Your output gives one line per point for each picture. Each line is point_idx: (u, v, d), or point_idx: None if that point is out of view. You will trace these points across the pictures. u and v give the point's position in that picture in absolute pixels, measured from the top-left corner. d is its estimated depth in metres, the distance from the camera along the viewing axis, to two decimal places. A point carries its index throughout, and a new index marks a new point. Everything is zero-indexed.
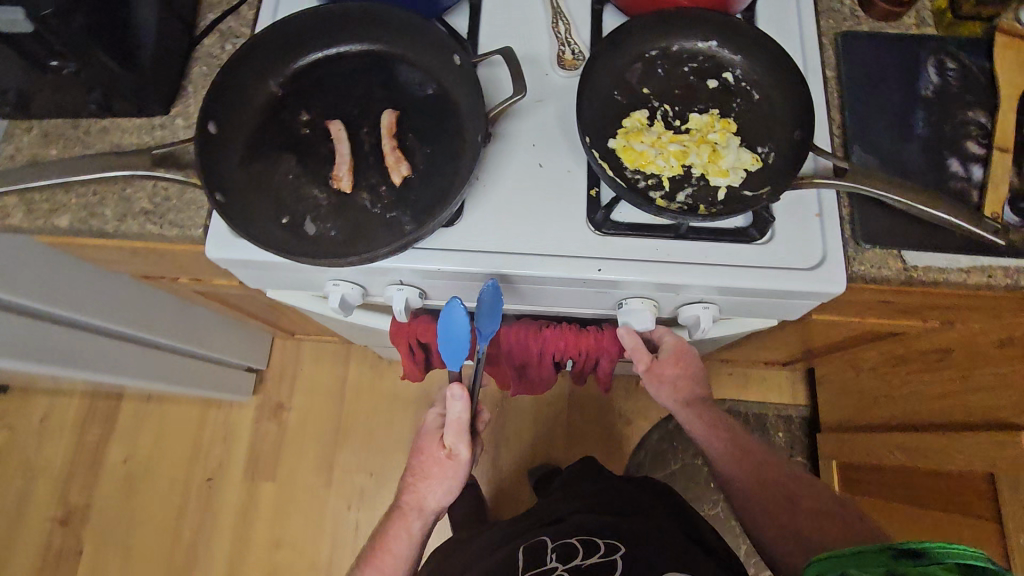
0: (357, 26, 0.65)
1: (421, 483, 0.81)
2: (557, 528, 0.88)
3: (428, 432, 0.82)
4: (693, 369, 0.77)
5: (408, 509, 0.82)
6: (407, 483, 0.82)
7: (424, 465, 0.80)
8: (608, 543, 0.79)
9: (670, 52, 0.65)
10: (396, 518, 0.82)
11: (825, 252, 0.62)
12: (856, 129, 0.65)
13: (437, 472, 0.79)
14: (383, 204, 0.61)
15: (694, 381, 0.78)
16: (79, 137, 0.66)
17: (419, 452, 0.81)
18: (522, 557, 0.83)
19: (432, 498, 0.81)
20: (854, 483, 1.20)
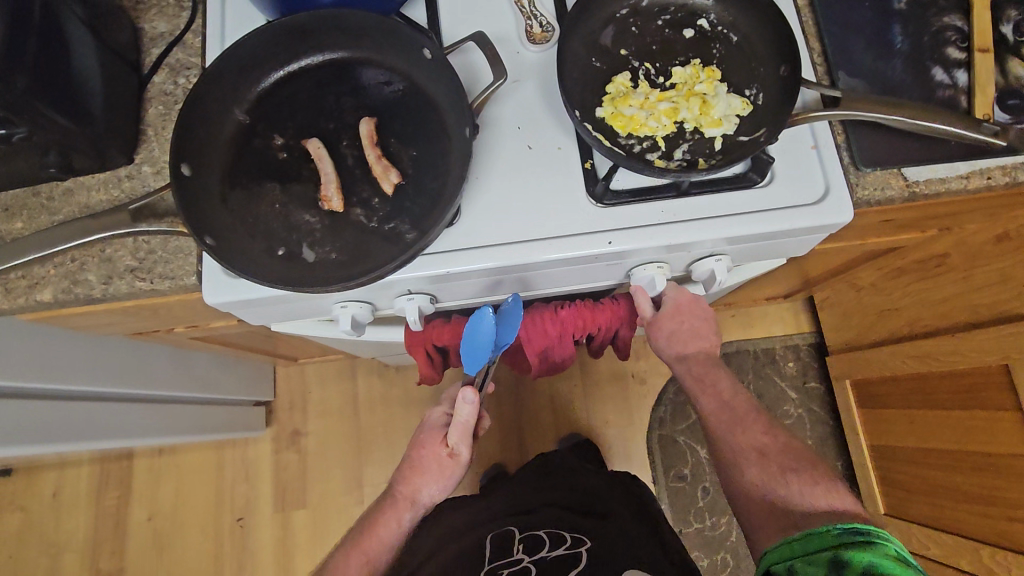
0: (315, 35, 0.61)
1: (416, 475, 0.79)
2: (524, 519, 0.94)
3: (432, 428, 0.81)
4: (700, 322, 0.74)
5: (400, 498, 0.79)
6: (402, 474, 0.80)
7: (424, 458, 0.79)
8: (574, 538, 0.86)
9: (641, 9, 0.64)
10: (386, 508, 0.79)
11: (828, 183, 0.61)
12: (837, 54, 0.64)
13: (436, 466, 0.78)
14: (378, 216, 0.59)
15: (698, 335, 0.75)
16: (43, 204, 0.63)
17: (420, 447, 0.80)
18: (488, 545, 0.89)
19: (425, 489, 0.78)
20: (869, 400, 1.22)
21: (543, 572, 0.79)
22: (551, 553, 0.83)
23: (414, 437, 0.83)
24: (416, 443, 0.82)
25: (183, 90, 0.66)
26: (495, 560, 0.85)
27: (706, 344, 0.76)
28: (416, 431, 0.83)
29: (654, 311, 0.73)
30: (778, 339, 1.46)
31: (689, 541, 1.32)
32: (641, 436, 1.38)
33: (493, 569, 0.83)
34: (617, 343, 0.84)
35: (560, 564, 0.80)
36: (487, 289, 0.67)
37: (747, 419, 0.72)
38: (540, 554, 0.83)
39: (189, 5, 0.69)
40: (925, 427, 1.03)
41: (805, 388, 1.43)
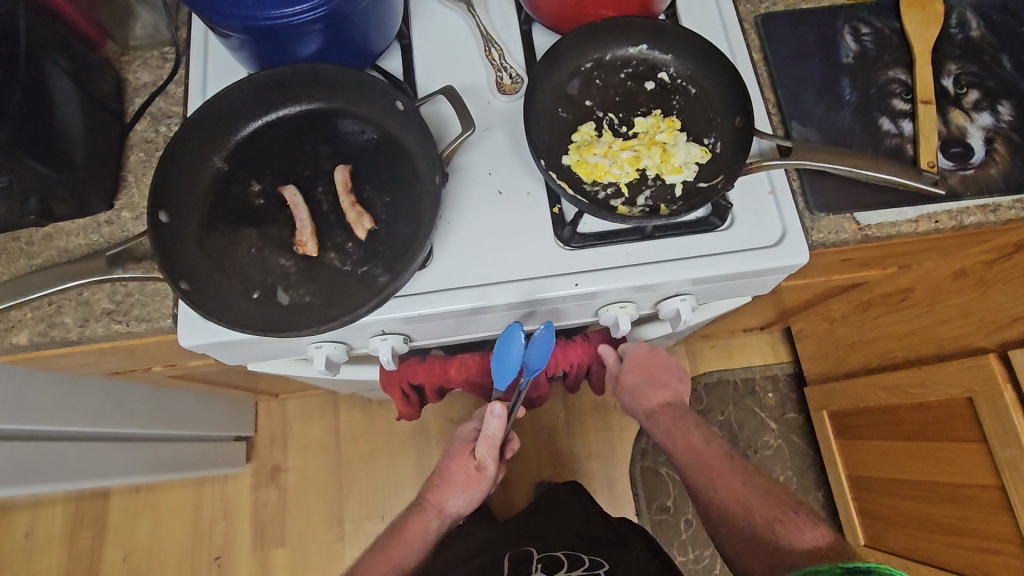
0: (292, 87, 0.64)
1: (444, 486, 0.81)
2: (540, 542, 0.94)
3: (462, 439, 0.84)
4: (661, 372, 0.80)
5: (428, 506, 0.81)
6: (431, 484, 0.82)
7: (454, 469, 0.81)
8: (593, 560, 0.86)
9: (605, 63, 0.67)
10: (412, 516, 0.81)
11: (785, 227, 0.64)
12: (791, 104, 0.68)
13: (463, 478, 0.80)
14: (353, 260, 0.60)
15: (662, 383, 0.80)
16: (22, 249, 0.64)
17: (451, 457, 0.83)
18: (507, 564, 0.89)
19: (453, 500, 0.80)
20: (845, 430, 1.24)
21: None
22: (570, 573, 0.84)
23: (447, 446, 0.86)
24: (447, 453, 0.84)
25: (165, 137, 0.69)
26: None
27: (670, 392, 0.81)
28: (449, 440, 0.86)
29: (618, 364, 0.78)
30: (757, 369, 1.48)
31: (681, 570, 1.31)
32: (624, 468, 1.38)
33: None
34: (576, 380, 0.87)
35: None
36: (463, 329, 0.69)
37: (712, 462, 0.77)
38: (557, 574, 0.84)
39: (172, 57, 0.72)
40: (899, 459, 1.05)
41: (785, 419, 1.44)
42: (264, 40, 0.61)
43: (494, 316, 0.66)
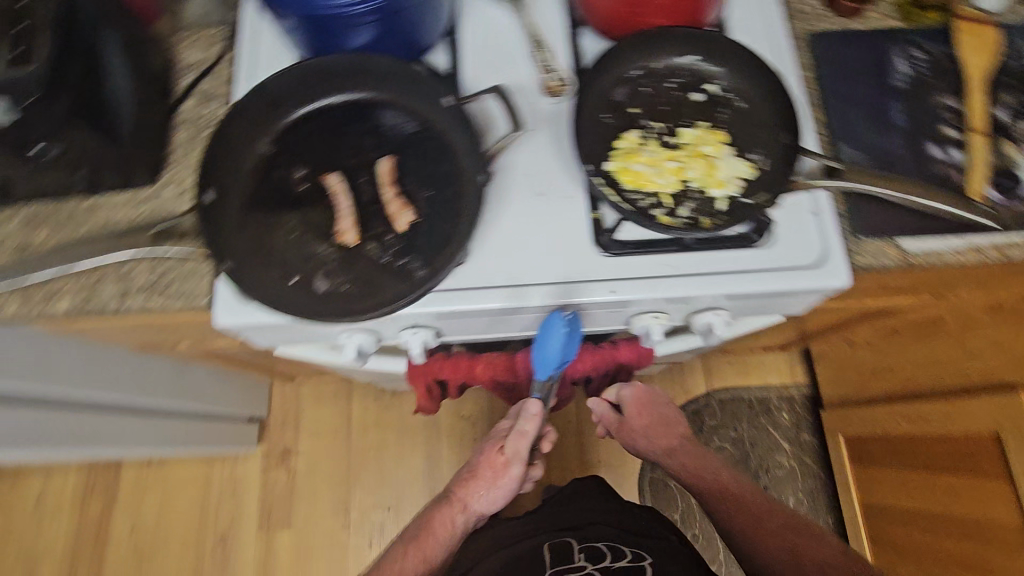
0: (340, 76, 0.64)
1: (471, 481, 0.81)
2: (576, 530, 0.93)
3: (494, 437, 0.85)
4: (662, 414, 0.91)
5: (454, 499, 0.81)
6: (459, 479, 0.83)
7: (483, 464, 0.81)
8: (633, 552, 0.87)
9: (654, 70, 0.67)
10: (438, 508, 0.82)
11: (827, 248, 0.64)
12: (840, 125, 0.67)
13: (491, 475, 0.80)
14: (392, 252, 0.61)
15: (666, 425, 0.91)
16: (66, 218, 0.64)
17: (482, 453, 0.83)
18: (547, 552, 0.88)
19: (477, 496, 0.81)
20: (862, 456, 1.23)
21: None
22: (615, 564, 0.84)
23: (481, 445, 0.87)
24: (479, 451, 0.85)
25: (212, 116, 0.69)
26: (555, 567, 0.85)
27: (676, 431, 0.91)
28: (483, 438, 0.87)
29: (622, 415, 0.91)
30: (773, 388, 1.47)
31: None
32: (633, 477, 1.38)
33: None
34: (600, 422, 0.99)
35: None
36: (493, 328, 0.69)
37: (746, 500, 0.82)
38: (602, 565, 0.84)
39: (223, 38, 0.73)
40: (917, 490, 1.04)
41: (798, 441, 1.43)
42: (317, 27, 0.61)
43: (526, 318, 0.66)
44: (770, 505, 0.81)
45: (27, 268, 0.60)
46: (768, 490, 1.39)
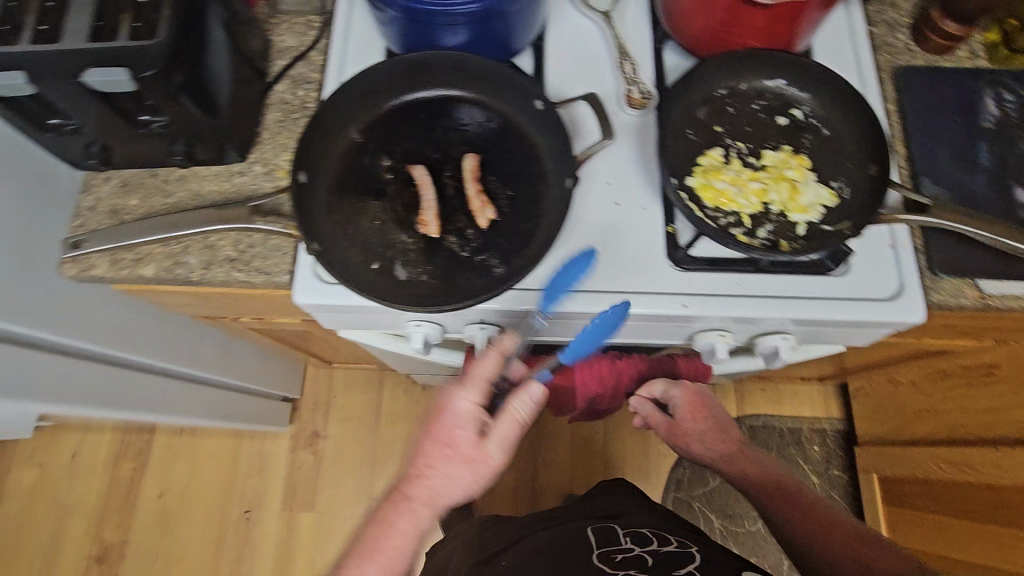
0: (433, 72, 0.66)
1: (432, 471, 0.63)
2: (617, 519, 0.94)
3: (447, 417, 0.64)
4: (715, 417, 0.87)
5: (409, 496, 0.63)
6: (414, 467, 0.64)
7: (445, 456, 0.63)
8: (678, 539, 0.87)
9: (739, 91, 0.67)
10: (388, 515, 0.64)
11: (903, 282, 0.64)
12: (924, 161, 0.67)
13: (459, 469, 0.63)
14: (471, 247, 0.62)
15: (719, 427, 0.87)
16: (157, 186, 0.67)
17: (439, 441, 0.64)
18: (591, 536, 0.88)
19: (443, 495, 0.63)
20: (897, 496, 1.21)
21: (659, 561, 0.79)
22: (662, 548, 0.84)
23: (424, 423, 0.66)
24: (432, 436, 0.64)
25: (302, 101, 0.70)
26: (601, 548, 0.85)
27: (725, 431, 0.88)
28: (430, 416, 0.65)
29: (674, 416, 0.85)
30: (805, 420, 1.45)
31: None
32: (656, 494, 1.37)
33: (602, 552, 0.83)
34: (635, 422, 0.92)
35: (673, 556, 0.81)
36: (556, 331, 0.70)
37: (809, 506, 0.79)
38: (651, 548, 0.84)
39: (317, 26, 0.74)
40: (953, 536, 1.02)
41: (828, 475, 1.40)
42: (417, 22, 0.62)
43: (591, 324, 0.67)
44: (836, 514, 0.78)
45: (123, 234, 0.61)
46: None
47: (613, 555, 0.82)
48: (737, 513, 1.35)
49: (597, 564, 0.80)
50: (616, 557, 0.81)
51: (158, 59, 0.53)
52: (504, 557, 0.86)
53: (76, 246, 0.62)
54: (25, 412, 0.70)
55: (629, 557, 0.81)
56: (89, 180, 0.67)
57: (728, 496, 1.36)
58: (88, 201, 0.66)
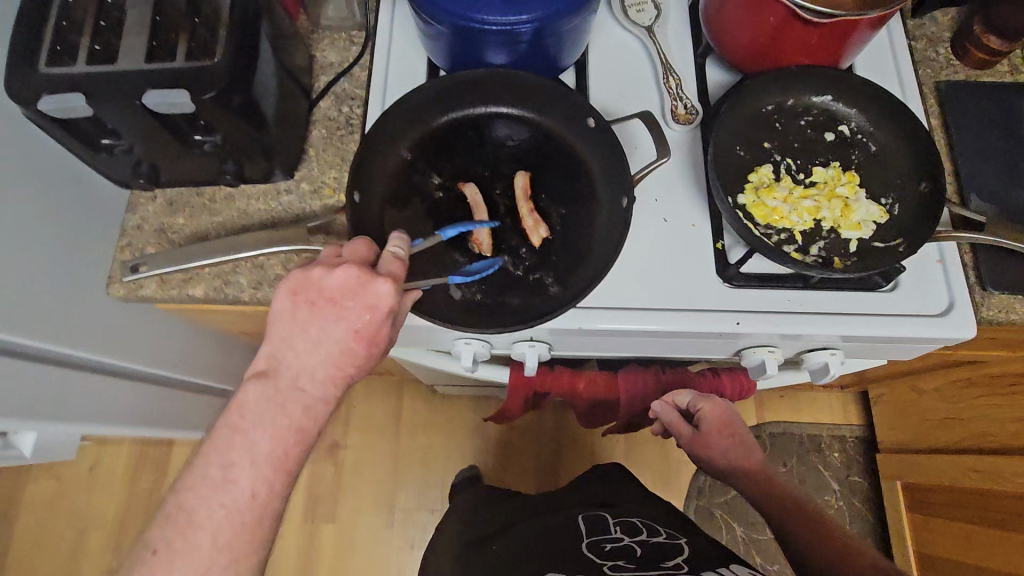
0: (482, 89, 0.66)
1: (329, 356, 0.53)
2: (610, 508, 0.96)
3: (341, 290, 0.53)
4: (743, 436, 0.77)
5: (299, 383, 0.53)
6: (300, 352, 0.53)
7: (335, 336, 0.53)
8: (669, 531, 0.87)
9: (786, 107, 0.67)
10: (253, 404, 0.52)
11: (953, 298, 0.64)
12: (970, 176, 0.67)
13: (349, 356, 0.54)
14: (525, 266, 0.62)
15: (745, 448, 0.77)
16: (204, 205, 0.66)
17: (325, 320, 0.53)
18: (584, 526, 0.90)
19: (325, 379, 0.54)
20: (923, 503, 1.21)
21: (646, 550, 0.80)
22: (651, 538, 0.85)
23: (298, 297, 0.53)
24: (314, 308, 0.53)
25: (347, 118, 0.70)
26: (592, 536, 0.86)
27: (749, 453, 0.78)
28: (309, 284, 0.53)
29: (700, 430, 0.76)
30: (825, 428, 1.45)
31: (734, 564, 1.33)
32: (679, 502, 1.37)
33: (592, 541, 0.84)
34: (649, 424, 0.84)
35: (661, 546, 0.82)
36: (604, 347, 0.69)
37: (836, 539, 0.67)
38: (640, 537, 0.85)
39: (359, 41, 0.73)
40: (982, 540, 1.02)
41: (847, 482, 1.41)
42: (461, 39, 0.61)
43: (640, 341, 0.67)
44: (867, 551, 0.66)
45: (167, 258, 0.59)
46: None
47: (602, 544, 0.83)
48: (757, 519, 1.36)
49: (586, 551, 0.81)
50: (605, 547, 0.82)
51: (219, 82, 0.53)
52: (498, 540, 0.89)
53: (135, 269, 0.60)
54: (68, 434, 0.70)
55: (619, 547, 0.82)
56: (134, 199, 0.66)
57: None
58: (133, 220, 0.66)
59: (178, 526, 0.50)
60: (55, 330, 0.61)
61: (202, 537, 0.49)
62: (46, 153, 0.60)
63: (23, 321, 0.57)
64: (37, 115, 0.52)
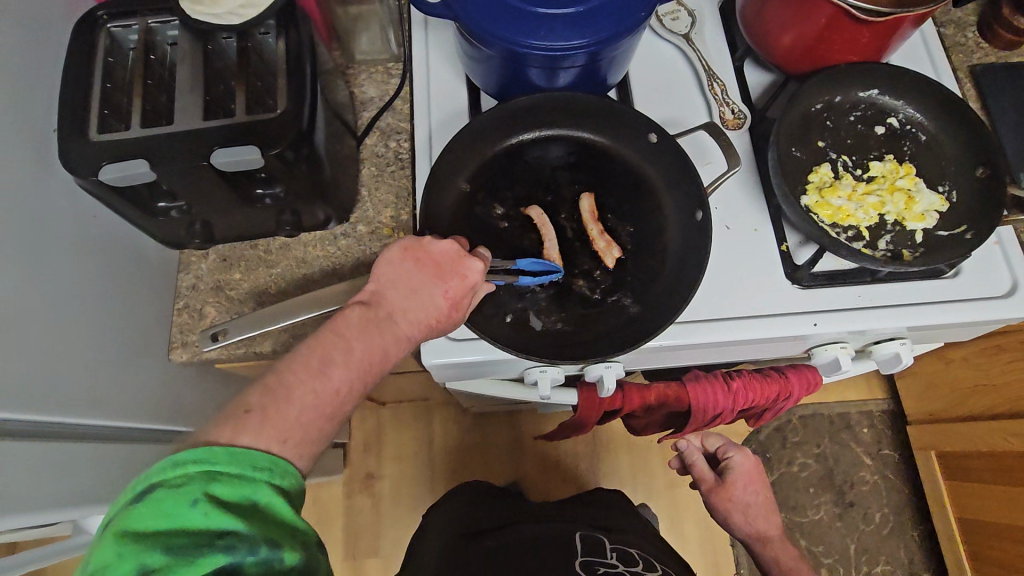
0: (535, 114, 0.65)
1: (412, 306, 0.53)
2: (610, 534, 0.88)
3: (444, 256, 0.55)
4: (767, 496, 0.85)
5: (382, 316, 0.52)
6: (395, 290, 0.54)
7: (431, 291, 0.53)
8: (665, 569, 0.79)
9: (835, 104, 0.67)
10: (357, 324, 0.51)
11: (1016, 279, 0.65)
12: (1017, 157, 0.68)
13: (438, 313, 0.54)
14: (602, 288, 0.61)
15: (767, 509, 0.85)
16: (260, 258, 0.65)
17: (427, 275, 0.54)
18: (579, 543, 0.82)
19: (414, 325, 0.53)
20: (960, 471, 1.16)
21: None
22: (645, 570, 0.77)
23: (408, 253, 0.55)
24: (419, 265, 0.55)
25: (395, 153, 0.69)
26: (585, 555, 0.79)
27: (768, 519, 0.84)
28: (418, 245, 0.56)
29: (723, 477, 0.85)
30: (852, 404, 1.38)
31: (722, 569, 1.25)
32: None
33: (582, 560, 0.77)
34: (672, 463, 0.93)
35: None
36: (677, 358, 0.69)
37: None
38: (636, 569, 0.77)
39: (397, 72, 0.72)
40: None
41: (880, 455, 1.35)
42: (509, 61, 0.59)
43: (714, 350, 0.67)
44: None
45: (243, 325, 0.56)
46: (853, 507, 1.32)
47: (595, 566, 0.76)
48: (800, 504, 1.32)
49: (576, 570, 0.74)
50: (597, 570, 0.75)
51: (288, 133, 0.51)
52: (492, 537, 0.85)
53: (215, 338, 0.57)
54: None
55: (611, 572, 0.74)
56: (186, 258, 0.65)
57: (789, 489, 1.33)
58: (188, 279, 0.65)
59: (269, 395, 0.44)
60: (133, 410, 0.58)
61: (291, 408, 0.44)
62: (98, 223, 0.57)
63: (106, 404, 0.54)
64: (95, 185, 0.49)
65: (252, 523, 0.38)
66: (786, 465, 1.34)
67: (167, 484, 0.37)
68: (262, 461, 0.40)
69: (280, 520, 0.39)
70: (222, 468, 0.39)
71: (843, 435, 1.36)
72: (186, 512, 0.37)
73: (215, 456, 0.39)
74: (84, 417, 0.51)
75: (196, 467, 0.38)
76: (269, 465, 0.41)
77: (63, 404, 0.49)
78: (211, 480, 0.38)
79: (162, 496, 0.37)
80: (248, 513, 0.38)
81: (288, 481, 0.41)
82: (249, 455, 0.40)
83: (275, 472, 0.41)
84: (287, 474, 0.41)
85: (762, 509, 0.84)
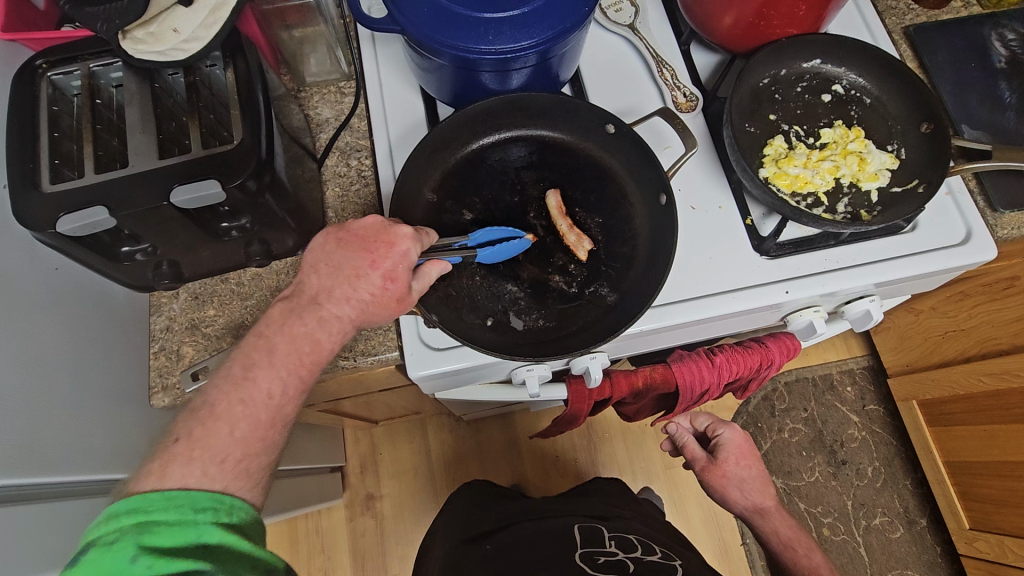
0: (494, 116, 0.66)
1: (342, 285, 0.52)
2: (611, 522, 0.88)
3: (366, 233, 0.54)
4: (761, 471, 0.86)
5: (312, 301, 0.51)
6: (321, 275, 0.53)
7: (359, 267, 0.52)
8: (665, 552, 0.80)
9: (781, 78, 0.70)
10: None
11: (969, 227, 0.67)
12: (957, 110, 0.71)
13: (367, 288, 0.52)
14: (578, 281, 0.62)
15: (764, 484, 0.86)
16: (232, 291, 0.64)
17: (349, 252, 0.53)
18: (578, 535, 0.83)
19: (344, 303, 0.52)
20: (943, 417, 1.19)
21: (642, 568, 0.73)
22: (645, 555, 0.78)
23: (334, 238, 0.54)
24: (344, 245, 0.53)
25: (357, 171, 0.68)
26: (586, 547, 0.79)
27: (762, 491, 0.85)
28: (342, 228, 0.55)
29: (717, 456, 0.86)
30: (834, 365, 1.42)
31: (726, 542, 1.27)
32: None
33: (584, 551, 0.77)
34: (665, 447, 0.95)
35: (656, 565, 0.75)
36: (661, 340, 0.70)
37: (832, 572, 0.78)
38: (635, 554, 0.78)
39: (350, 91, 0.72)
40: (1012, 439, 0.99)
41: (865, 411, 1.39)
42: (459, 68, 0.59)
43: (693, 328, 0.68)
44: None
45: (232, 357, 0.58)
46: (846, 465, 1.36)
47: (596, 557, 0.75)
48: (796, 469, 1.35)
49: (579, 564, 0.74)
50: (598, 558, 0.75)
51: (246, 164, 0.50)
52: (489, 543, 0.84)
53: (196, 376, 0.59)
54: None
55: (612, 560, 0.75)
56: (156, 300, 0.64)
57: (783, 455, 1.36)
58: (161, 321, 0.64)
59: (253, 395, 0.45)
60: (116, 461, 0.56)
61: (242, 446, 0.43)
62: (61, 275, 0.55)
63: (86, 459, 0.52)
64: (54, 237, 0.48)
65: (206, 561, 0.38)
66: (778, 432, 1.37)
67: (102, 543, 0.37)
68: (203, 501, 0.41)
69: (238, 554, 0.39)
70: (160, 515, 0.39)
71: (828, 396, 1.40)
72: (127, 566, 0.36)
73: (148, 505, 0.39)
74: (67, 474, 0.50)
75: (131, 518, 0.38)
76: (213, 503, 0.41)
77: (47, 463, 0.48)
78: (147, 531, 0.38)
79: (97, 556, 0.37)
80: (198, 552, 0.38)
81: (236, 517, 0.42)
82: (189, 499, 0.40)
83: (222, 509, 0.41)
84: (235, 509, 0.42)
85: (759, 484, 0.85)
